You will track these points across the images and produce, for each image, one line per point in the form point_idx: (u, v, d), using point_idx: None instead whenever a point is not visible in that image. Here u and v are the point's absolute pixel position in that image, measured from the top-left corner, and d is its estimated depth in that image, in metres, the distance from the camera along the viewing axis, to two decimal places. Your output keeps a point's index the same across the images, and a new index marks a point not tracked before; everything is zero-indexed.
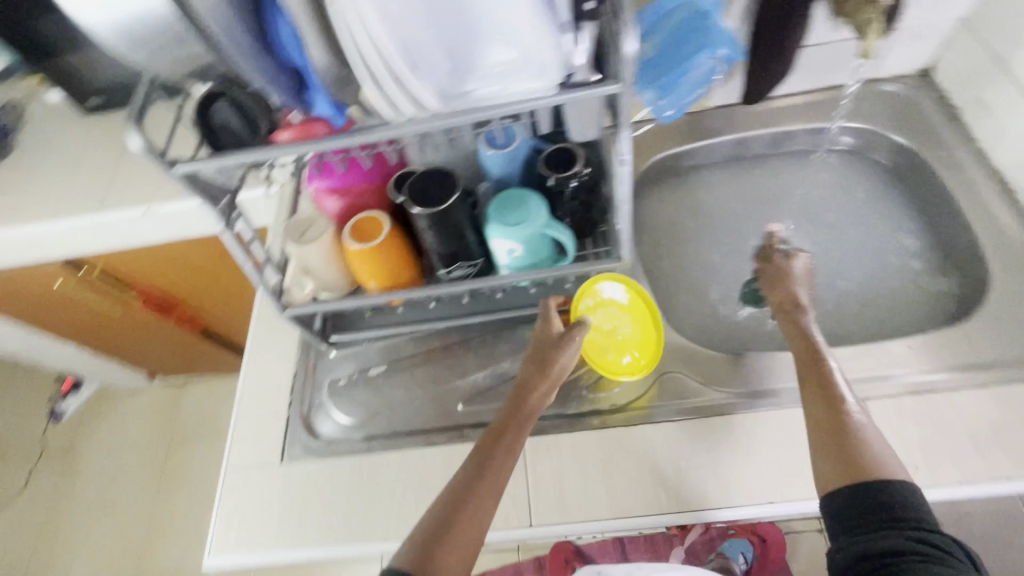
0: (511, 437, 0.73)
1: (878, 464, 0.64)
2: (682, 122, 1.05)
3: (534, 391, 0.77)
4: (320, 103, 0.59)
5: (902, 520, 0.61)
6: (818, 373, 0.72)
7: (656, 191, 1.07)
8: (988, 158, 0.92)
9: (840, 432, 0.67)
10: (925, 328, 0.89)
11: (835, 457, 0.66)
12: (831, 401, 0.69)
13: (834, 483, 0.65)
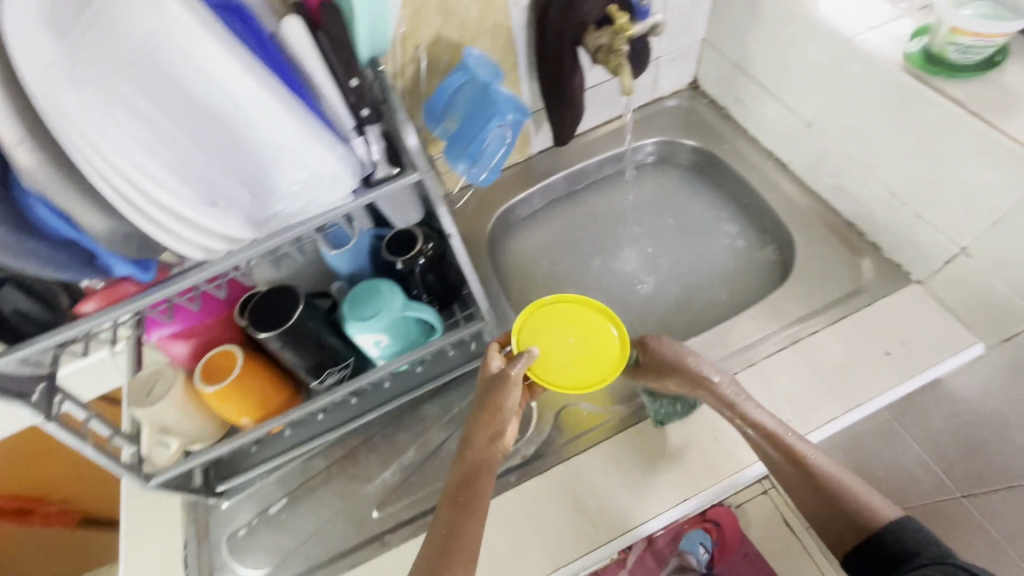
0: (470, 499, 0.70)
1: (857, 500, 0.69)
2: (515, 173, 1.14)
3: (482, 440, 0.74)
4: (116, 266, 0.56)
5: (908, 552, 0.64)
6: (752, 423, 0.75)
7: (512, 240, 1.14)
8: (759, 142, 1.09)
9: (818, 486, 0.71)
10: (762, 295, 1.01)
11: (830, 512, 0.70)
12: (793, 457, 0.72)
13: (847, 541, 0.68)
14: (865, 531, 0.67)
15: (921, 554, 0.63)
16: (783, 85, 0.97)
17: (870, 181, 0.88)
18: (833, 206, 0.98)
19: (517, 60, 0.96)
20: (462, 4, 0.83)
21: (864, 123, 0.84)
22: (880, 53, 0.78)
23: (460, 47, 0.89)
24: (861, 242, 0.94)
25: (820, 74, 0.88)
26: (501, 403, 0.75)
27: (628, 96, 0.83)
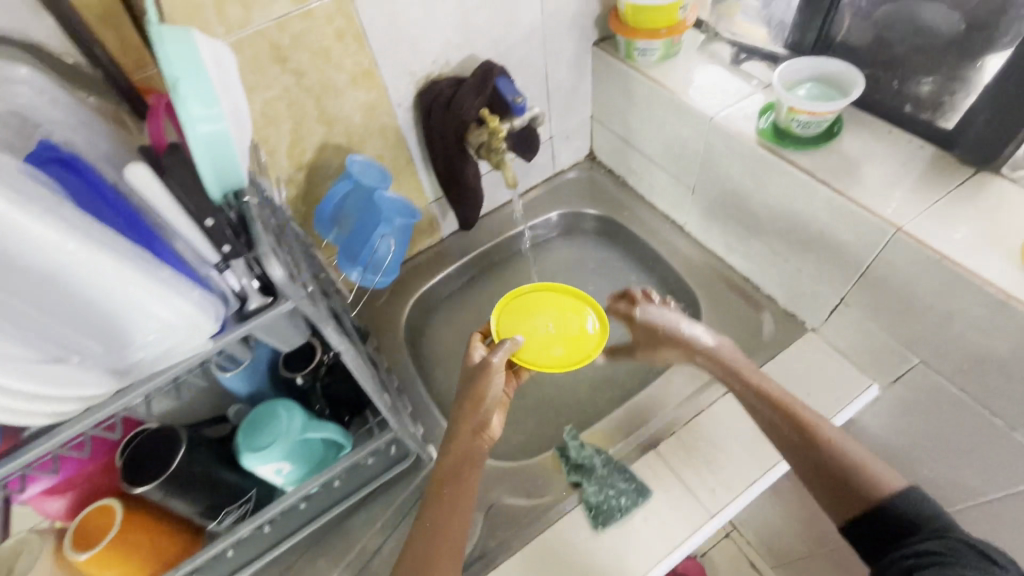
0: (450, 498, 0.68)
1: (857, 471, 0.64)
2: (426, 259, 1.14)
3: (466, 433, 0.71)
4: None
5: (913, 525, 0.59)
6: (766, 386, 0.73)
7: (430, 326, 1.12)
8: (656, 206, 1.15)
9: (815, 456, 0.66)
10: (677, 354, 1.03)
11: (827, 484, 0.65)
12: (799, 424, 0.69)
13: (845, 510, 0.63)
14: (864, 505, 0.62)
15: (931, 529, 0.58)
16: (664, 156, 1.03)
17: (754, 239, 0.93)
18: (729, 263, 1.03)
19: (410, 155, 0.97)
20: (343, 113, 0.85)
21: (738, 189, 0.90)
22: (737, 129, 0.84)
23: (349, 151, 0.90)
24: (757, 296, 0.99)
25: (692, 147, 0.94)
26: (484, 393, 0.72)
27: (514, 189, 0.86)
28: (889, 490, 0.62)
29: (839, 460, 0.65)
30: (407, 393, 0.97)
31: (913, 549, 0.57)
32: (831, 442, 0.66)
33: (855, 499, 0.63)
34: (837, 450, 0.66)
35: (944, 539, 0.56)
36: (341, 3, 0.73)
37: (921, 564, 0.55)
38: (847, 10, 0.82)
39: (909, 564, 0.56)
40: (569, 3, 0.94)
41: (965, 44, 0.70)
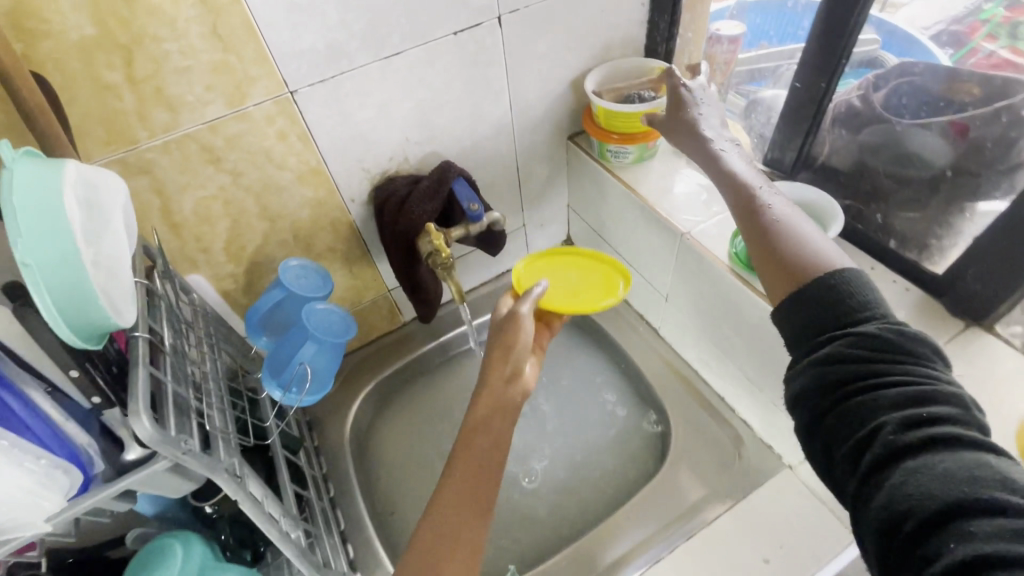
0: (481, 467, 0.56)
1: (812, 247, 0.56)
2: (385, 347, 1.09)
3: (497, 381, 0.60)
4: None
5: (846, 294, 0.51)
6: (723, 169, 0.69)
7: (384, 420, 1.07)
8: (631, 303, 1.07)
9: (766, 245, 0.59)
10: (644, 474, 0.94)
11: (753, 228, 0.61)
12: (754, 207, 0.63)
13: (778, 285, 0.56)
14: (811, 274, 0.54)
15: (864, 310, 0.50)
16: (638, 258, 0.97)
17: (727, 359, 0.86)
18: (704, 377, 0.95)
19: (365, 246, 0.92)
20: (288, 209, 0.79)
21: (710, 308, 0.84)
22: (708, 249, 0.79)
23: (295, 244, 0.84)
24: (732, 417, 0.91)
25: (664, 256, 0.89)
26: (514, 340, 0.62)
27: (462, 305, 0.79)
28: (830, 270, 0.54)
29: (806, 265, 0.55)
30: (343, 505, 0.90)
31: (854, 337, 0.48)
32: (780, 236, 0.59)
33: (774, 265, 0.57)
34: (781, 226, 0.59)
35: (887, 322, 0.49)
36: (283, 105, 0.68)
37: (855, 357, 0.47)
38: (828, 135, 0.76)
39: (850, 373, 0.47)
40: (540, 98, 0.90)
41: (947, 194, 0.67)
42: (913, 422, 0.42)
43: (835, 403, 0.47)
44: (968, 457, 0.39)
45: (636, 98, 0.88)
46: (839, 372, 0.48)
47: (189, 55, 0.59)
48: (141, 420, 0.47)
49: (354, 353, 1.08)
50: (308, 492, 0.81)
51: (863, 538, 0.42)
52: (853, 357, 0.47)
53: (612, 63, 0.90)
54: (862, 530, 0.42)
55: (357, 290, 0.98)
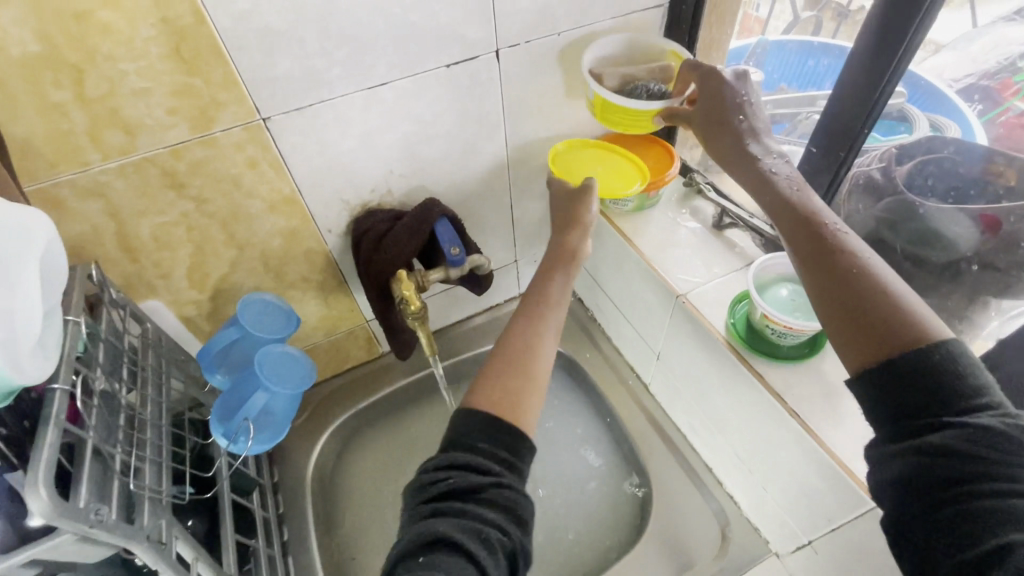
0: (545, 298, 0.67)
1: (904, 300, 0.46)
2: (359, 379, 1.03)
3: (571, 240, 0.74)
4: None
5: (955, 372, 0.42)
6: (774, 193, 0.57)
7: (351, 456, 1.00)
8: (622, 353, 1.01)
9: (847, 292, 0.48)
10: (623, 544, 0.87)
11: (822, 267, 0.50)
12: (823, 239, 0.51)
13: (853, 343, 0.46)
14: (910, 338, 0.44)
15: (978, 395, 0.41)
16: (631, 310, 0.91)
17: (717, 430, 0.80)
18: (693, 443, 0.89)
19: (342, 277, 0.87)
20: (258, 237, 0.74)
21: (703, 375, 0.78)
22: (705, 315, 0.73)
23: (265, 273, 0.79)
24: (719, 491, 0.85)
25: (658, 313, 0.83)
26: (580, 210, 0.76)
27: (432, 356, 0.76)
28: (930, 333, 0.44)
29: (901, 321, 0.45)
30: (295, 554, 0.84)
31: (970, 429, 0.39)
32: (858, 279, 0.48)
33: (861, 323, 0.46)
34: (856, 267, 0.48)
35: (1004, 416, 0.40)
36: (253, 133, 0.63)
37: (969, 452, 0.39)
38: (845, 206, 0.69)
39: (967, 472, 0.38)
40: (538, 135, 0.85)
41: (972, 286, 0.62)
42: None
43: (942, 500, 0.39)
44: None
45: (642, 91, 0.76)
46: (950, 470, 0.39)
47: (147, 76, 0.55)
48: (37, 493, 0.41)
49: (326, 382, 1.02)
50: (254, 542, 0.75)
51: None
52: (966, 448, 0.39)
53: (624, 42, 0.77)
54: None
55: (333, 320, 0.93)
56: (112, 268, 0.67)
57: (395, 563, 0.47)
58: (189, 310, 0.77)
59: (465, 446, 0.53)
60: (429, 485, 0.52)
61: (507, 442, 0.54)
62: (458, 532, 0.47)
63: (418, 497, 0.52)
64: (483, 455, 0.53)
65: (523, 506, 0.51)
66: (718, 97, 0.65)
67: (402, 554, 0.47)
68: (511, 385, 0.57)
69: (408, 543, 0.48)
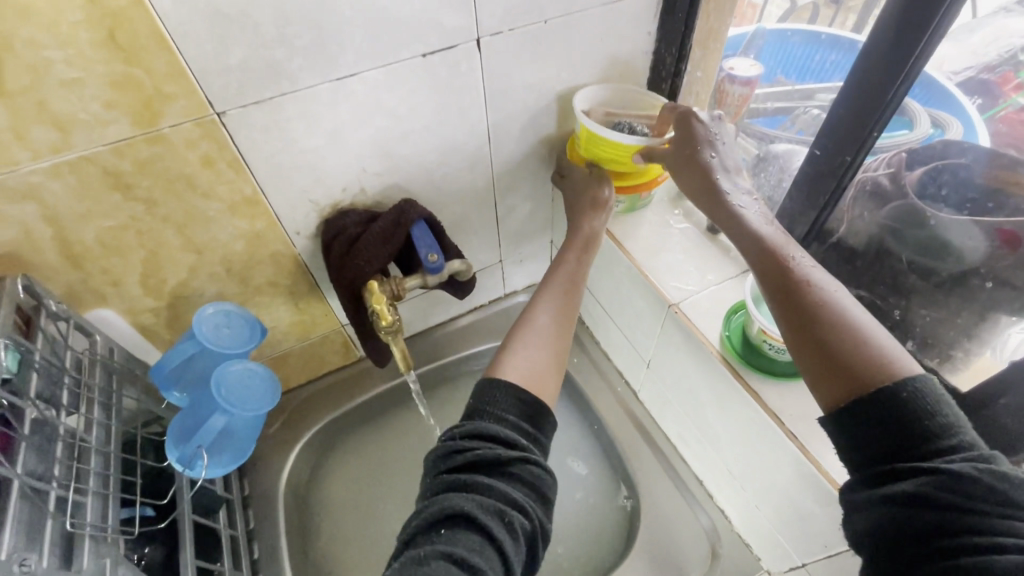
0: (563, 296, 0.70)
1: (868, 339, 0.44)
2: (335, 385, 0.98)
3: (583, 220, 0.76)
4: None
5: (924, 413, 0.40)
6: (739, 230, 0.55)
7: (327, 466, 0.96)
8: (611, 358, 0.97)
9: (812, 335, 0.46)
10: (611, 560, 0.83)
11: (785, 307, 0.48)
12: (788, 276, 0.50)
13: (823, 386, 0.45)
14: (873, 384, 0.42)
15: (947, 437, 0.40)
16: (621, 315, 0.87)
17: (708, 442, 0.77)
18: (683, 454, 0.86)
19: (314, 281, 0.81)
20: (218, 240, 0.68)
21: (695, 387, 0.74)
22: (698, 326, 0.69)
23: (228, 278, 0.73)
24: (709, 505, 0.82)
25: (649, 321, 0.79)
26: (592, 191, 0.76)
27: (409, 370, 0.72)
28: (896, 373, 0.42)
29: (866, 365, 0.43)
30: (265, 573, 0.79)
31: (947, 477, 0.38)
32: (822, 321, 0.46)
33: (827, 368, 0.44)
34: (821, 309, 0.46)
35: (977, 460, 0.39)
36: (206, 128, 0.57)
37: (947, 501, 0.37)
38: (848, 213, 0.68)
39: (944, 520, 0.37)
40: (525, 130, 0.79)
41: (984, 302, 0.59)
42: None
43: (917, 544, 0.38)
44: None
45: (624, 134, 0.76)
46: (927, 519, 0.38)
47: (78, 65, 0.48)
48: None
49: (300, 389, 0.97)
50: (218, 566, 0.70)
51: None
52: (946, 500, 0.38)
53: (613, 87, 0.78)
54: None
55: (306, 325, 0.87)
56: (53, 277, 0.61)
57: (421, 528, 0.50)
58: (145, 318, 0.71)
59: (494, 418, 0.56)
60: (455, 453, 0.54)
61: (533, 417, 0.58)
62: (486, 502, 0.50)
63: (443, 464, 0.54)
64: (510, 427, 0.56)
65: (544, 474, 0.55)
66: (687, 127, 0.63)
67: (428, 522, 0.49)
68: (538, 372, 0.61)
69: (433, 510, 0.50)
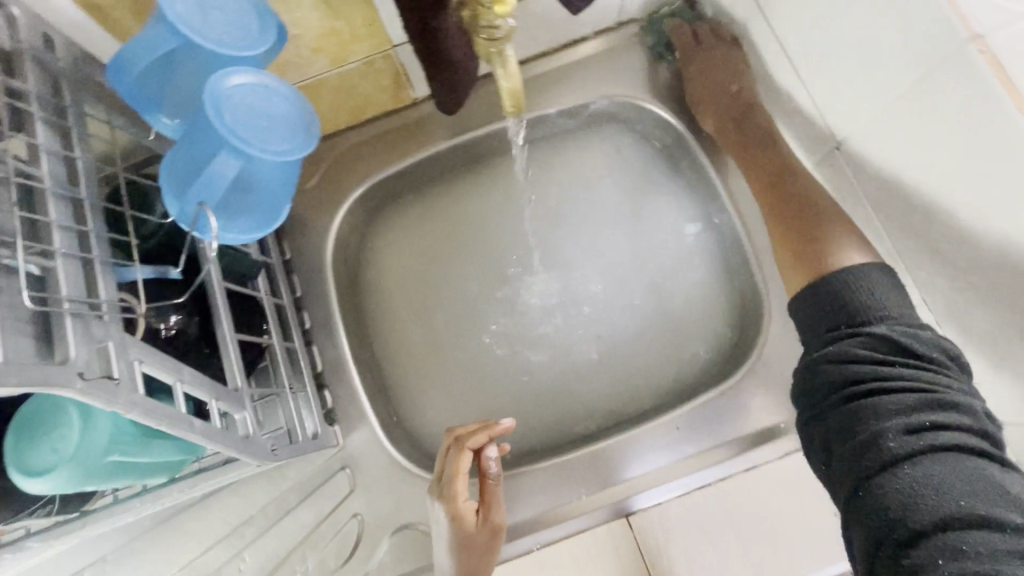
0: None
1: (825, 225, 0.58)
2: (388, 132, 0.76)
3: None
4: None
5: (878, 415, 0.46)
6: (750, 173, 0.67)
7: (382, 230, 0.80)
8: None
9: (814, 228, 0.59)
10: (708, 370, 0.73)
11: (804, 230, 0.59)
12: (794, 219, 0.61)
13: (797, 275, 0.58)
14: (819, 270, 0.56)
15: (887, 436, 0.45)
16: None
17: None
18: None
19: None
20: None
21: (948, 176, 0.49)
22: None
23: None
24: None
25: None
26: (478, 525, 0.59)
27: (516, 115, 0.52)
28: (844, 263, 0.53)
29: (823, 231, 0.58)
30: (321, 341, 0.71)
31: (884, 420, 0.46)
32: (820, 231, 0.58)
33: (777, 180, 0.64)
34: (801, 190, 0.63)
35: (943, 442, 0.44)
36: None
37: (919, 466, 0.44)
38: None
39: (880, 468, 0.45)
40: None
41: None
42: (931, 451, 0.44)
43: (869, 475, 0.45)
44: (955, 482, 0.42)
45: None
46: (874, 461, 0.45)
47: None
48: None
49: (343, 136, 0.75)
50: (268, 339, 0.59)
51: (852, 540, 0.46)
52: (869, 323, 0.49)
53: None
54: (852, 524, 0.46)
55: (343, 41, 0.59)
56: None
57: None
58: None
59: None
60: None
61: None
62: None
63: None
64: None
65: None
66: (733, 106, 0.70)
67: None
68: None
69: None
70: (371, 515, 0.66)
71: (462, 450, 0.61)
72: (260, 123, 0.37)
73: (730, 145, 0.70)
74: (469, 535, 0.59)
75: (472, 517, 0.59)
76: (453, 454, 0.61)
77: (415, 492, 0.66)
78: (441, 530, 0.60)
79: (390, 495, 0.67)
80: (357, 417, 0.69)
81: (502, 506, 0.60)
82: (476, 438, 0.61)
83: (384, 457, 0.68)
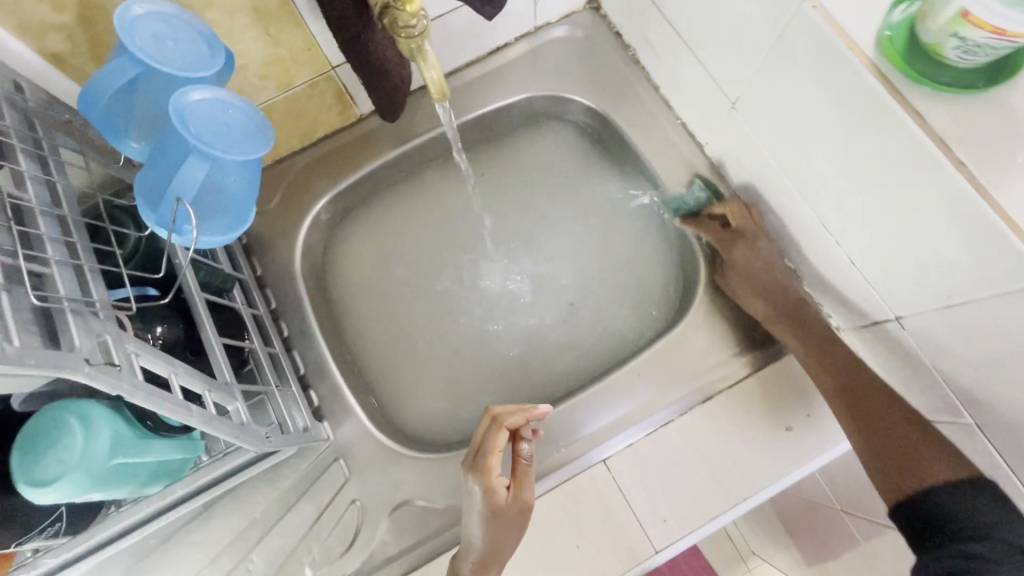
0: None
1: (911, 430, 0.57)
2: (339, 149, 0.82)
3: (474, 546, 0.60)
4: None
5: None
6: (790, 331, 0.69)
7: (345, 240, 0.85)
8: (673, 109, 0.81)
9: (905, 430, 0.58)
10: (662, 324, 0.81)
11: (897, 442, 0.57)
12: (873, 419, 0.60)
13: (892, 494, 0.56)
14: (924, 481, 0.54)
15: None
16: (704, 40, 0.66)
17: (802, 202, 0.65)
18: None
19: None
20: None
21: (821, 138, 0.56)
22: (842, 30, 0.49)
23: None
24: None
25: (753, 39, 0.58)
26: (511, 501, 0.59)
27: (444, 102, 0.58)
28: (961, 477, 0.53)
29: (922, 444, 0.56)
30: (301, 346, 0.75)
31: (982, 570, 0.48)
32: (910, 435, 0.57)
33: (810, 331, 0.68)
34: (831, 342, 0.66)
35: None
36: None
37: None
38: None
39: None
40: None
41: None
42: None
43: None
44: None
45: None
46: None
47: None
48: None
49: (298, 157, 0.81)
50: (249, 344, 0.64)
51: None
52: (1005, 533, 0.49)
53: None
54: None
55: (286, 67, 0.66)
56: None
57: None
58: (52, 40, 0.49)
59: None
60: None
61: None
62: None
63: None
64: None
65: None
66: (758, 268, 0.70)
67: None
68: None
69: None
70: (368, 499, 0.70)
71: (499, 429, 0.60)
72: (220, 131, 0.43)
73: (772, 305, 0.70)
74: (500, 510, 0.58)
75: (502, 494, 0.58)
76: (491, 431, 0.60)
77: (407, 472, 0.71)
78: (473, 503, 0.60)
79: (384, 477, 0.71)
80: (344, 411, 0.73)
81: (531, 487, 0.59)
82: (515, 417, 0.60)
83: (375, 444, 0.72)
